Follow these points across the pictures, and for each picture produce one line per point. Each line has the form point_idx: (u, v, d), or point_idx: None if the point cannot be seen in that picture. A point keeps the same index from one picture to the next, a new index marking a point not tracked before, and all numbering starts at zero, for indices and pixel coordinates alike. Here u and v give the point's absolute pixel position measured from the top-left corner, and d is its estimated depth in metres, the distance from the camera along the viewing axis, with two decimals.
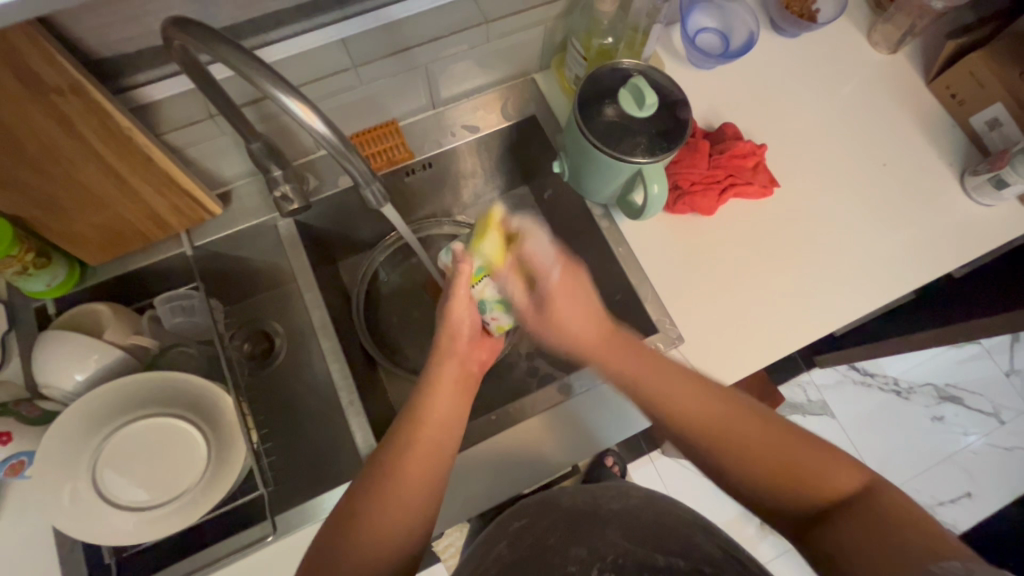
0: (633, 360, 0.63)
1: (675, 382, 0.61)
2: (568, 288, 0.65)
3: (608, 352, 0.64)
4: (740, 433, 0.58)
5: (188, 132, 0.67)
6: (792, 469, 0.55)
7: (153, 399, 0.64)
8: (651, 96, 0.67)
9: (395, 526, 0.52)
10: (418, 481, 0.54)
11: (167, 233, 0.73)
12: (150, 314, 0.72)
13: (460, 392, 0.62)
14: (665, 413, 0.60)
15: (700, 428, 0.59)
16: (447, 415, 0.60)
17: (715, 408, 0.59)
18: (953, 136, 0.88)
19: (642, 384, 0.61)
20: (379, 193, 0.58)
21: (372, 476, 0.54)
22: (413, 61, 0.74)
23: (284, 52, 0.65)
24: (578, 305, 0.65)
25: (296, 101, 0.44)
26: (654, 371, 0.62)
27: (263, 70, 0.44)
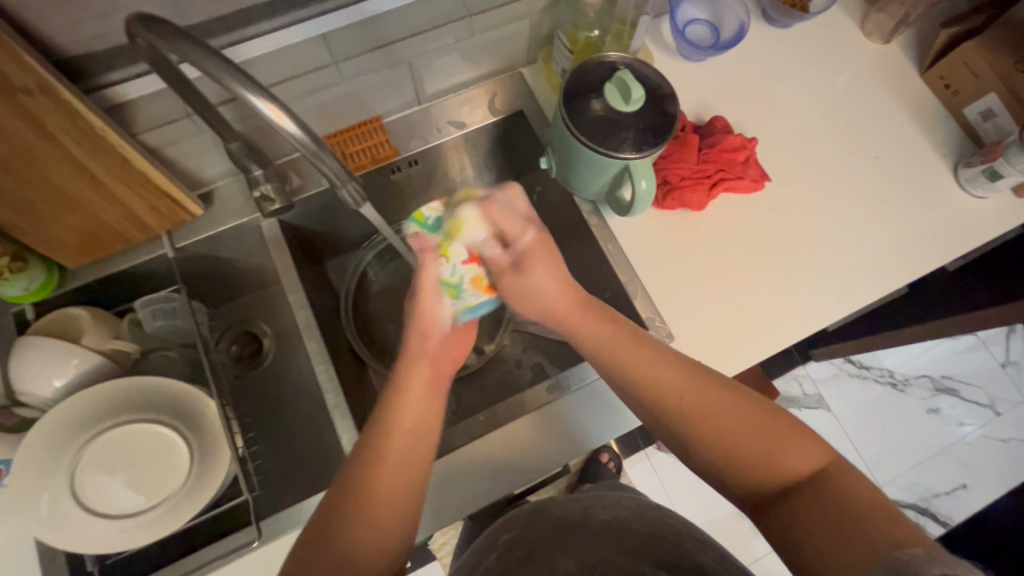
0: (618, 345, 0.62)
1: (651, 366, 0.59)
2: (535, 276, 0.65)
3: (584, 321, 0.64)
4: (708, 416, 0.56)
5: (165, 131, 0.66)
6: (762, 452, 0.54)
7: (130, 404, 0.63)
8: (638, 90, 0.67)
9: (377, 535, 0.52)
10: (403, 485, 0.54)
11: (146, 234, 0.71)
12: (131, 317, 0.70)
13: (428, 395, 0.60)
14: (637, 396, 0.59)
15: (664, 415, 0.58)
16: (414, 419, 0.57)
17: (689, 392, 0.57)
18: (947, 128, 0.87)
19: (620, 362, 0.61)
20: (356, 193, 0.56)
21: (349, 485, 0.53)
22: (395, 57, 0.73)
23: (260, 49, 0.63)
24: (551, 288, 0.65)
25: (265, 101, 0.43)
26: (633, 357, 0.60)
27: (231, 69, 0.43)
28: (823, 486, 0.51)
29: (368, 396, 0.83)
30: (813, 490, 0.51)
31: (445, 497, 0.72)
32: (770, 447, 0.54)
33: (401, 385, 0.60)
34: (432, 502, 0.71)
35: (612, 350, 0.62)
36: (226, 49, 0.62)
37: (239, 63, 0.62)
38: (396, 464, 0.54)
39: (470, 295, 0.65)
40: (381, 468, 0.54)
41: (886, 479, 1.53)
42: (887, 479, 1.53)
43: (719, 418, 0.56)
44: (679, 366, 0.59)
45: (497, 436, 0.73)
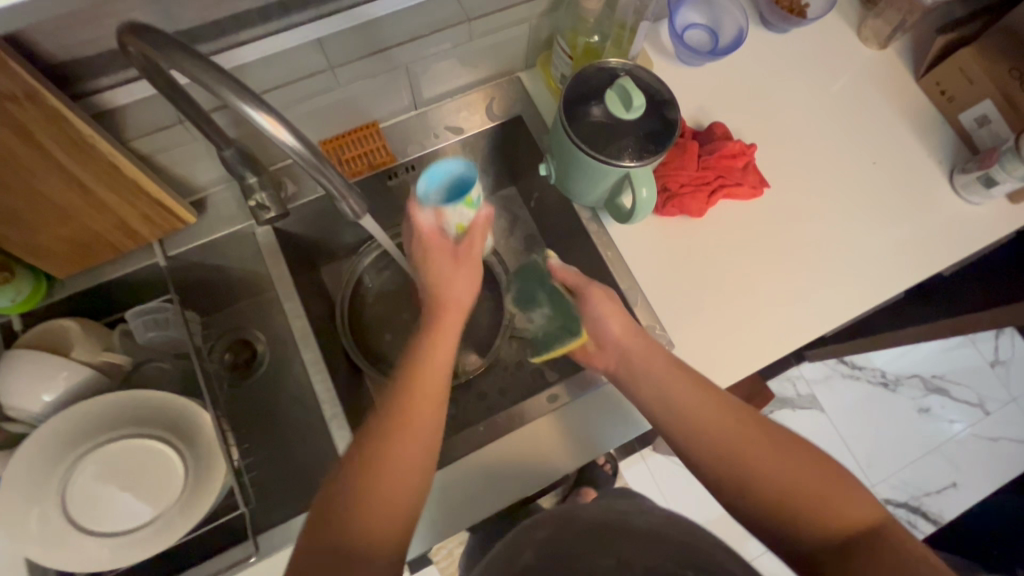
0: (677, 379, 0.61)
1: (704, 407, 0.59)
2: (607, 298, 0.68)
3: (641, 354, 0.64)
4: (754, 455, 0.56)
5: (157, 138, 0.64)
6: (813, 500, 0.53)
7: (122, 418, 0.61)
8: (639, 98, 0.66)
9: (388, 519, 0.51)
10: (408, 471, 0.53)
11: (138, 243, 0.70)
12: (122, 328, 0.68)
13: (439, 386, 0.57)
14: (684, 430, 0.59)
15: (710, 449, 0.57)
16: (428, 418, 0.56)
17: (739, 427, 0.58)
18: (942, 133, 0.87)
19: (674, 398, 0.60)
20: (356, 205, 0.55)
21: (350, 474, 0.52)
22: (392, 62, 0.72)
23: (254, 53, 0.61)
24: (618, 308, 0.68)
25: (262, 113, 0.42)
26: (688, 387, 0.61)
27: (226, 80, 0.41)
28: (877, 542, 0.50)
29: (365, 404, 0.82)
30: (868, 544, 0.50)
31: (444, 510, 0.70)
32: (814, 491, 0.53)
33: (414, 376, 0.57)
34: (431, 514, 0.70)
35: (666, 383, 0.61)
36: (219, 54, 0.60)
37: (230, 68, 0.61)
38: (402, 449, 0.53)
39: None
40: (388, 452, 0.53)
41: (878, 478, 1.55)
42: (878, 479, 1.55)
43: (764, 454, 0.56)
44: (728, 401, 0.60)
45: (497, 448, 0.72)
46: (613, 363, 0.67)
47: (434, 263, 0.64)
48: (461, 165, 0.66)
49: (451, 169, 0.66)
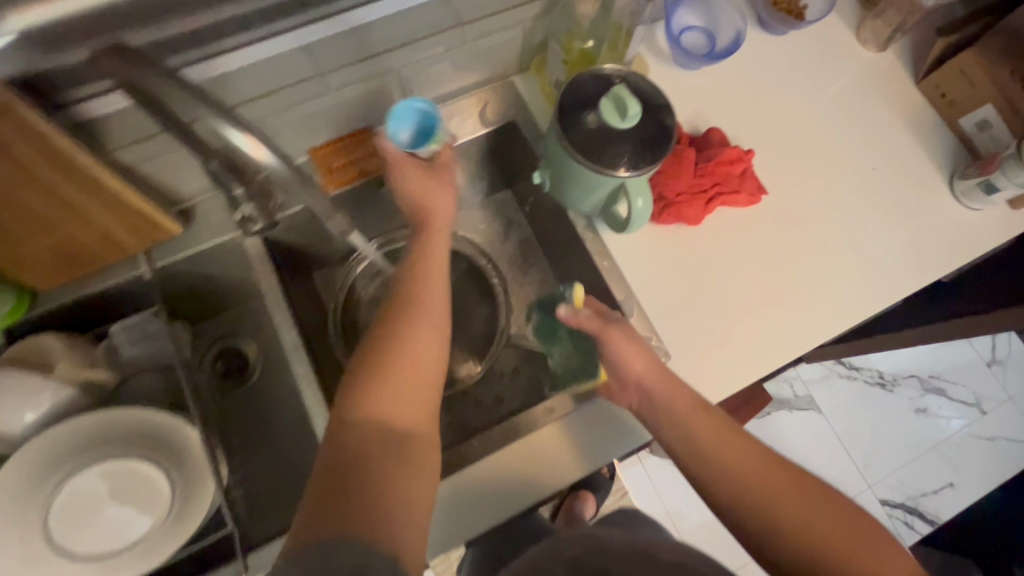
0: (704, 423, 0.60)
1: (733, 449, 0.58)
2: (628, 337, 0.66)
3: (669, 392, 0.63)
4: (785, 501, 0.55)
5: (140, 148, 0.62)
6: (846, 553, 0.51)
7: (108, 438, 0.60)
8: (634, 106, 0.64)
9: (411, 409, 0.56)
10: (422, 366, 0.58)
11: (123, 254, 0.68)
12: (106, 343, 0.67)
13: (429, 333, 0.60)
14: (711, 474, 0.58)
15: (738, 494, 0.56)
16: (421, 364, 0.58)
17: (769, 474, 0.56)
18: (942, 137, 0.86)
19: (700, 442, 0.59)
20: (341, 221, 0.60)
21: (365, 376, 0.56)
22: (383, 67, 0.70)
23: (238, 62, 0.59)
24: (638, 348, 0.65)
25: (246, 137, 0.44)
26: (715, 431, 0.60)
27: (209, 107, 0.43)
28: None
29: None
30: None
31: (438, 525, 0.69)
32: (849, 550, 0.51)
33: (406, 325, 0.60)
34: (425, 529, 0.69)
35: (691, 425, 0.60)
36: (192, 67, 0.57)
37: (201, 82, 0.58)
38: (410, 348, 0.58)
39: None
40: (399, 352, 0.57)
41: (875, 479, 1.55)
42: (876, 479, 1.55)
43: (797, 508, 0.54)
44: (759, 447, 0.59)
45: (493, 462, 0.71)
46: (637, 402, 0.66)
47: (409, 180, 0.70)
48: (425, 103, 0.70)
49: (414, 107, 0.70)
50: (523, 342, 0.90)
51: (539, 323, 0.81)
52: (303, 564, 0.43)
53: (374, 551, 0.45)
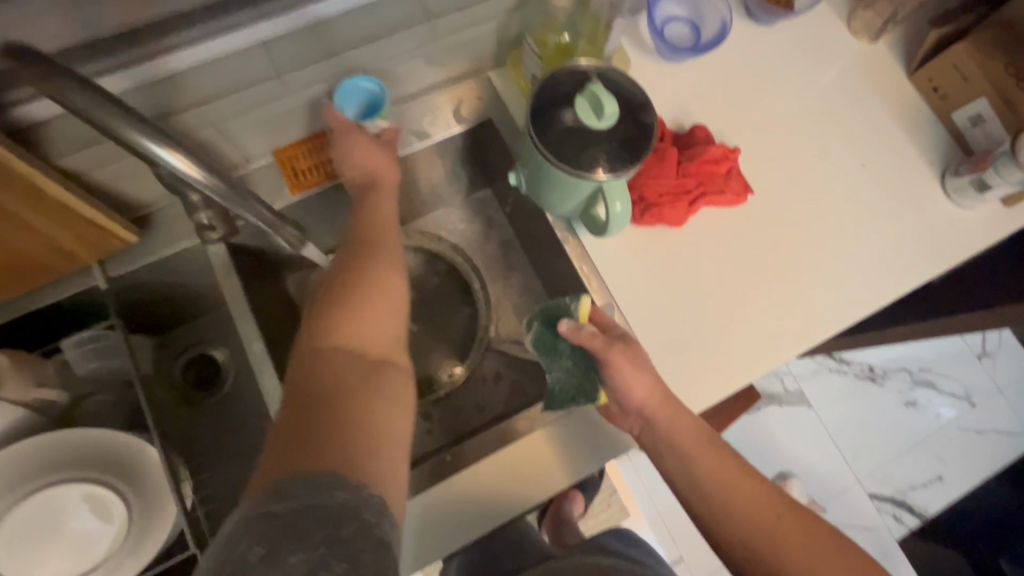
0: (709, 457, 0.59)
1: (740, 486, 0.58)
2: (630, 361, 0.61)
3: (679, 423, 0.61)
4: (788, 542, 0.55)
5: (87, 154, 0.58)
6: None
7: (60, 462, 0.58)
8: (611, 105, 0.61)
9: (377, 348, 0.56)
10: (379, 311, 0.57)
11: (75, 264, 0.64)
12: (59, 358, 0.65)
13: (390, 280, 0.60)
14: (711, 509, 0.58)
15: (738, 531, 0.57)
16: (383, 309, 0.58)
17: (769, 510, 0.57)
18: (934, 132, 0.83)
19: (708, 478, 0.59)
20: (290, 236, 0.57)
21: (320, 326, 0.55)
22: (347, 64, 0.66)
23: (188, 59, 0.55)
24: (640, 371, 0.61)
25: (169, 150, 0.42)
26: (718, 465, 0.59)
27: (127, 117, 0.40)
28: None
29: None
30: None
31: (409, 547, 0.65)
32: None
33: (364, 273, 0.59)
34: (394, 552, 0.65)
35: (695, 458, 0.59)
36: (119, 72, 0.53)
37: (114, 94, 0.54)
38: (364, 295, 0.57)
39: None
40: (353, 300, 0.56)
41: (864, 473, 1.54)
42: (865, 474, 1.55)
43: (796, 548, 0.55)
44: (761, 482, 0.59)
45: (476, 473, 0.68)
46: (638, 428, 0.64)
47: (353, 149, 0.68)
48: (372, 82, 0.68)
49: (362, 85, 0.69)
50: (503, 347, 0.88)
51: (538, 336, 0.69)
52: (285, 492, 0.40)
53: (359, 479, 0.44)
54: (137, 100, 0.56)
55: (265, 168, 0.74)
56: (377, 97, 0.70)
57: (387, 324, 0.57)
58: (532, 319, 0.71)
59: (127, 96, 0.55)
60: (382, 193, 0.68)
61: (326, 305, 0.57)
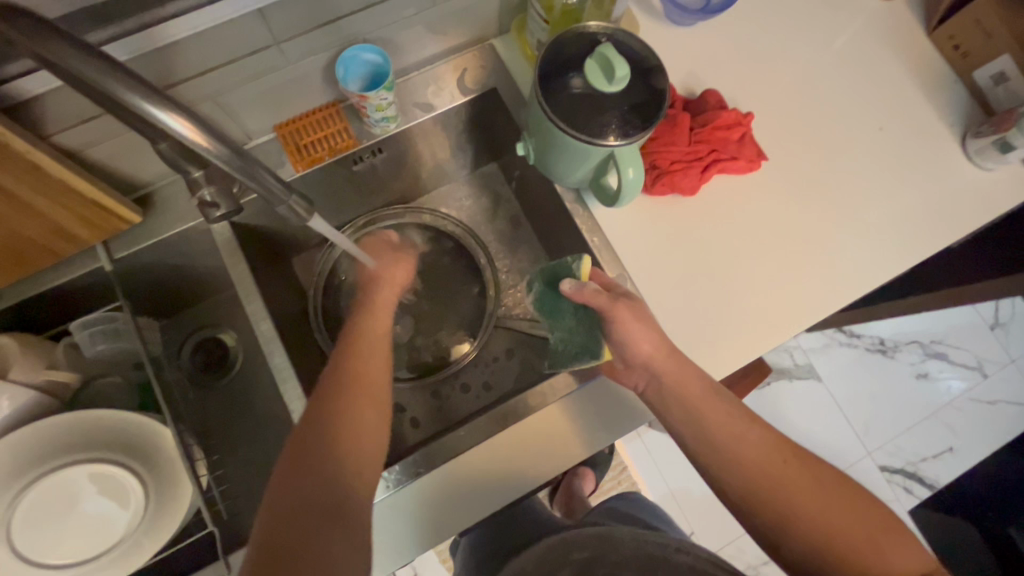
0: (716, 408, 0.58)
1: (745, 435, 0.57)
2: (636, 318, 0.62)
3: (686, 377, 0.59)
4: (791, 488, 0.54)
5: (83, 131, 0.57)
6: (841, 547, 0.52)
7: (73, 444, 0.58)
8: (622, 67, 0.58)
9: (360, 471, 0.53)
10: (363, 430, 0.54)
11: (79, 246, 0.63)
12: (67, 342, 0.64)
13: (375, 400, 0.57)
14: (721, 460, 0.57)
15: (750, 481, 0.55)
16: (367, 429, 0.55)
17: (782, 460, 0.56)
18: (954, 92, 0.80)
19: (712, 428, 0.58)
20: (301, 204, 0.54)
21: (315, 434, 0.53)
22: (347, 33, 0.64)
23: (187, 28, 0.53)
24: (644, 325, 0.61)
25: (174, 115, 0.39)
26: (729, 419, 0.58)
27: (126, 78, 0.38)
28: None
29: None
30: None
31: (423, 521, 0.65)
32: (855, 535, 0.52)
33: (351, 389, 0.56)
34: (409, 526, 0.65)
35: (705, 414, 0.58)
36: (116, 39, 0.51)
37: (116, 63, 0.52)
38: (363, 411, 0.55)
39: (380, 126, 0.73)
40: (353, 416, 0.55)
41: (875, 445, 1.54)
42: (876, 446, 1.54)
43: (810, 494, 0.54)
44: (773, 433, 0.58)
45: (484, 445, 0.67)
46: (644, 384, 0.62)
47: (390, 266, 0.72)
48: (374, 51, 0.66)
49: (364, 56, 0.67)
50: (513, 323, 0.87)
51: (541, 297, 0.73)
52: None
53: None
54: (141, 70, 0.54)
55: (267, 144, 0.73)
56: (381, 69, 0.68)
57: (370, 443, 0.55)
58: (535, 281, 0.74)
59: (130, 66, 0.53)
60: (384, 296, 0.68)
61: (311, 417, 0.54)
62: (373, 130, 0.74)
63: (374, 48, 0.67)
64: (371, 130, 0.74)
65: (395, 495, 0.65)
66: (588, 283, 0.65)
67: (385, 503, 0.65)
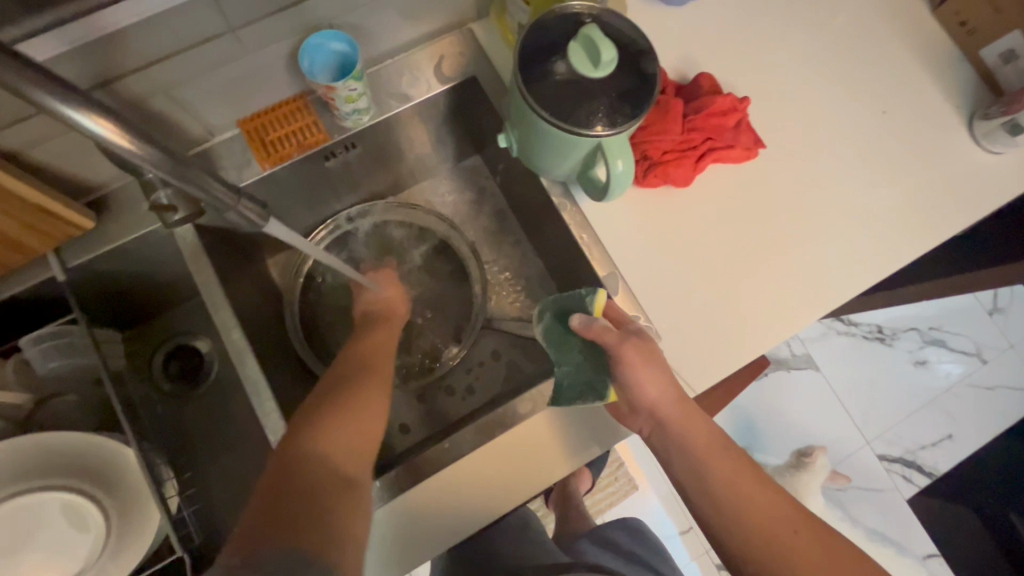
0: (723, 462, 0.56)
1: (755, 497, 0.54)
2: (644, 359, 0.58)
3: (690, 418, 0.57)
4: (795, 558, 0.52)
5: (21, 131, 0.52)
6: None
7: (19, 471, 0.54)
8: (609, 51, 0.53)
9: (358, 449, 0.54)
10: (364, 406, 0.57)
11: (28, 256, 0.59)
12: (18, 357, 0.60)
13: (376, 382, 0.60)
14: (726, 518, 0.54)
15: (749, 543, 0.53)
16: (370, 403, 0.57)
17: (784, 521, 0.54)
18: (960, 72, 0.76)
19: (716, 481, 0.55)
20: (254, 209, 0.51)
21: (319, 409, 0.55)
22: (311, 17, 0.58)
23: (129, 15, 0.48)
24: (653, 368, 0.58)
25: (94, 118, 0.36)
26: (732, 471, 0.55)
27: (37, 76, 0.33)
28: None
29: None
30: None
31: (405, 539, 0.61)
32: None
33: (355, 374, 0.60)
34: (393, 546, 0.61)
35: (709, 465, 0.56)
36: (50, 30, 0.47)
37: (44, 60, 0.47)
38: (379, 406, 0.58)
39: (350, 119, 0.68)
40: (367, 408, 0.57)
41: (874, 435, 1.52)
42: (874, 435, 1.52)
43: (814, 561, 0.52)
44: (779, 493, 0.55)
45: (474, 489, 0.62)
46: (648, 430, 0.60)
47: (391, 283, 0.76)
48: (341, 40, 0.61)
49: (331, 45, 0.62)
50: (501, 324, 0.83)
51: (548, 330, 0.66)
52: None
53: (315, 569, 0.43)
54: (81, 62, 0.49)
55: (232, 141, 0.68)
56: (351, 60, 0.63)
57: (373, 418, 0.57)
58: (541, 311, 0.67)
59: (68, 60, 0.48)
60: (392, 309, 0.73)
61: (315, 397, 0.57)
62: (341, 125, 0.69)
63: (343, 34, 0.61)
64: (340, 125, 0.69)
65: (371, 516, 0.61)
66: (602, 319, 0.61)
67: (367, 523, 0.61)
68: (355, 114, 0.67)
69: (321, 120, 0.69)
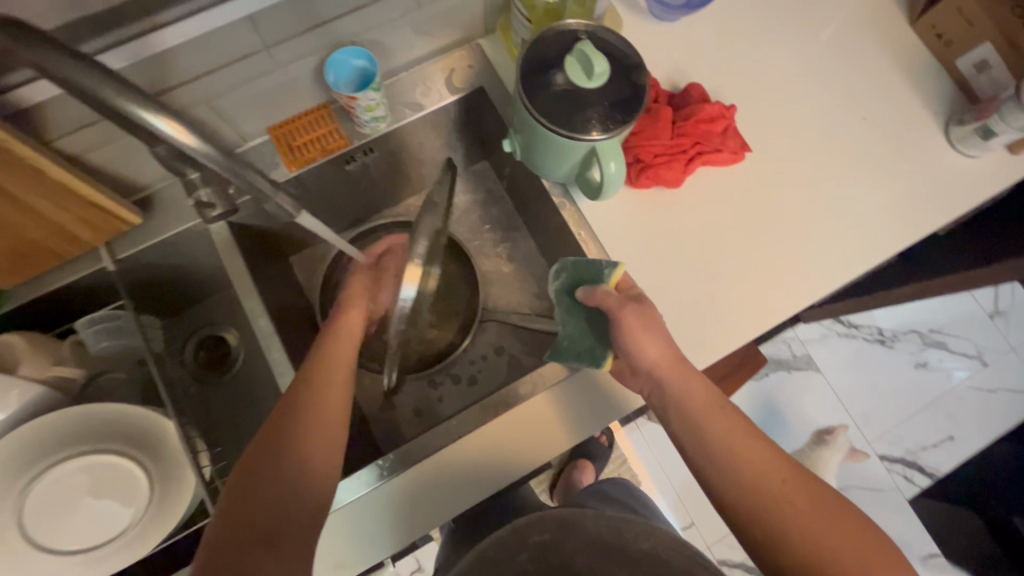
0: (721, 418, 0.59)
1: (752, 450, 0.57)
2: (643, 324, 0.63)
3: (686, 385, 0.60)
4: (784, 508, 0.54)
5: (83, 135, 0.59)
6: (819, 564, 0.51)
7: (78, 437, 0.61)
8: (600, 62, 0.60)
9: (319, 467, 0.55)
10: (321, 419, 0.57)
11: (82, 248, 0.66)
12: (73, 339, 0.68)
13: (333, 395, 0.59)
14: (719, 471, 0.57)
15: (745, 491, 0.55)
16: (333, 415, 0.58)
17: (773, 473, 0.56)
18: (938, 82, 0.81)
19: (711, 432, 0.58)
20: (288, 202, 0.57)
21: (277, 424, 0.55)
22: (335, 35, 0.65)
23: (179, 35, 0.55)
24: (656, 334, 0.62)
25: (165, 121, 0.42)
26: (729, 427, 0.58)
27: (117, 87, 0.40)
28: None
29: None
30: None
31: (414, 507, 0.67)
32: (847, 558, 0.51)
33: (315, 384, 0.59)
34: (405, 511, 0.67)
35: (706, 424, 0.58)
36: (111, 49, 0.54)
37: None
38: (322, 430, 0.56)
39: (371, 124, 0.74)
40: (326, 422, 0.57)
41: (874, 436, 1.55)
42: (874, 435, 1.55)
43: (804, 507, 0.54)
44: (774, 451, 0.57)
45: (483, 440, 0.68)
46: (647, 390, 0.63)
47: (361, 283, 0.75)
48: (362, 57, 0.68)
49: (353, 61, 0.69)
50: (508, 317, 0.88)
51: (560, 292, 0.71)
52: None
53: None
54: (137, 76, 0.57)
55: (261, 146, 0.75)
56: (370, 74, 0.69)
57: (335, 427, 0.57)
58: (561, 270, 0.72)
59: (126, 74, 0.55)
60: (352, 316, 0.69)
61: (278, 415, 0.56)
62: (361, 130, 0.76)
63: (362, 50, 0.68)
64: (360, 130, 0.76)
65: (386, 483, 0.67)
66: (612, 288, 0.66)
67: (382, 490, 0.67)
68: (373, 121, 0.73)
69: (342, 128, 0.76)
